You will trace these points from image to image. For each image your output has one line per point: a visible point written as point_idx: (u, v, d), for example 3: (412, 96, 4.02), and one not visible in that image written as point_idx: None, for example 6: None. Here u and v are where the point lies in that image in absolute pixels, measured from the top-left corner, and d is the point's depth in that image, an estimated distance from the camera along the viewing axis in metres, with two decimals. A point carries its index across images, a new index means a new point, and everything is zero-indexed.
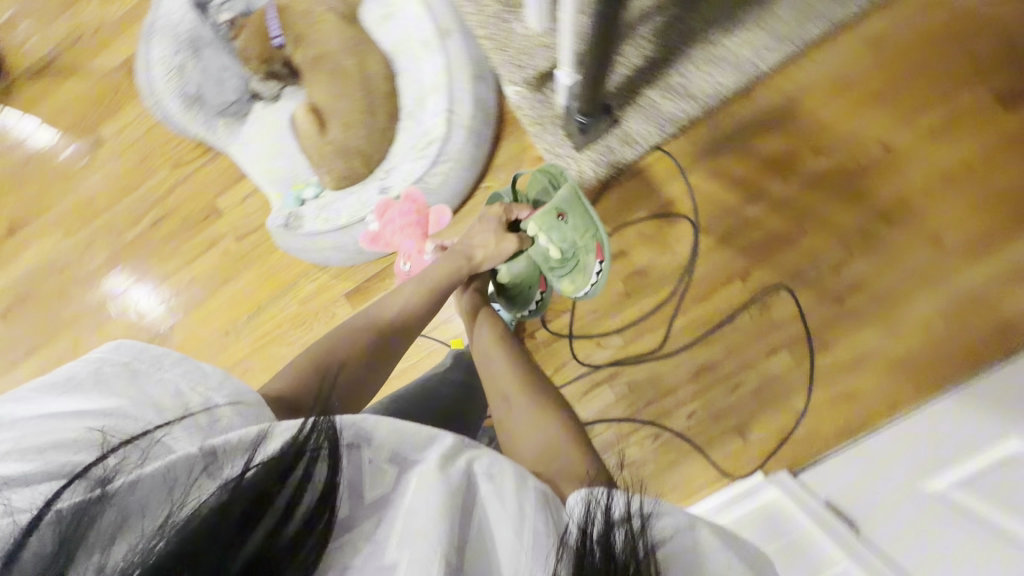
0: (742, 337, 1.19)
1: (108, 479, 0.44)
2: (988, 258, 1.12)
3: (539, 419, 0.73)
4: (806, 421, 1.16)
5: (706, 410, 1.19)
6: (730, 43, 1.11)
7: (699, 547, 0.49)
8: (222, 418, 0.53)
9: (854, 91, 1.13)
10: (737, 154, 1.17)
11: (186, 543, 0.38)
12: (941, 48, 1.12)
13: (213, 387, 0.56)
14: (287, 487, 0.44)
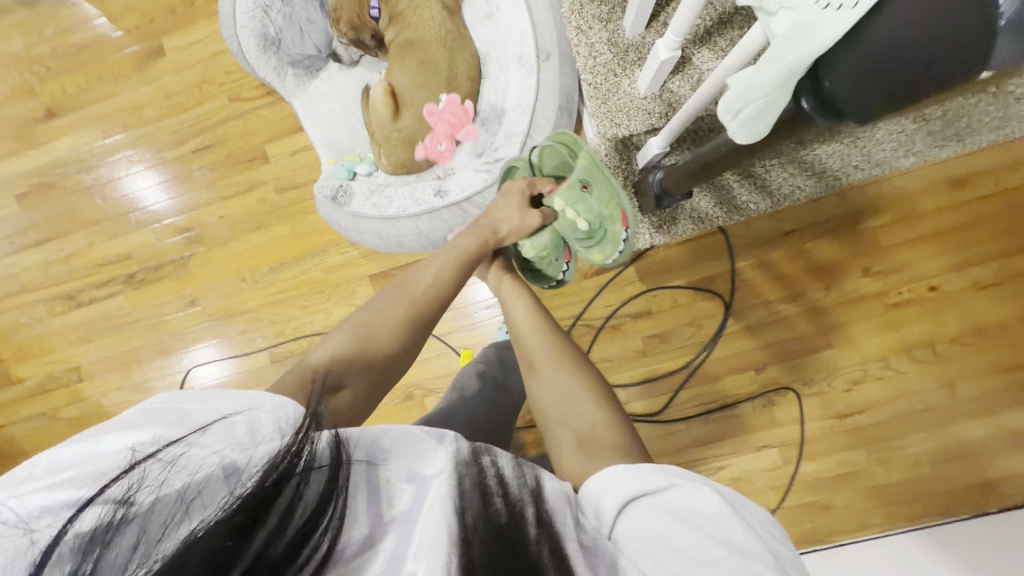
0: (738, 424, 1.22)
1: (130, 495, 0.36)
2: (991, 418, 1.15)
3: (575, 400, 0.65)
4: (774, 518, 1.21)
5: None
6: (822, 151, 1.09)
7: (697, 507, 0.47)
8: (258, 430, 0.42)
9: (921, 225, 1.13)
10: (789, 251, 1.17)
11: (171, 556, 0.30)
12: (1020, 208, 1.11)
13: (257, 405, 0.45)
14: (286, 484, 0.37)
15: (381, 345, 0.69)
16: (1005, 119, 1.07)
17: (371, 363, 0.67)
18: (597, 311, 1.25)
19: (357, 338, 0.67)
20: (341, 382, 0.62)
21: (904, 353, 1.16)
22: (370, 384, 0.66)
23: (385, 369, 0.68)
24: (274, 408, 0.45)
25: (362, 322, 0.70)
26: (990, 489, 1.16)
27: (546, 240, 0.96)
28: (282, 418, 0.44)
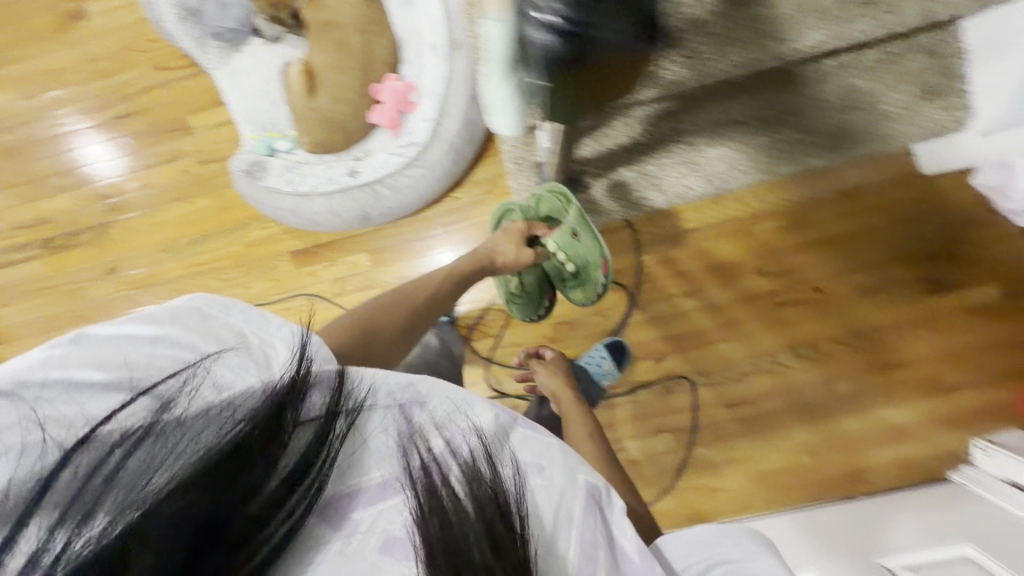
0: (638, 409, 1.29)
1: (169, 404, 0.50)
2: (863, 412, 1.25)
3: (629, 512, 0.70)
4: (666, 497, 1.29)
5: None
6: (714, 154, 1.05)
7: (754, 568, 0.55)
8: (269, 357, 0.58)
9: (810, 231, 1.21)
10: (691, 249, 1.24)
11: (178, 490, 0.44)
12: (898, 221, 1.20)
13: (272, 330, 0.60)
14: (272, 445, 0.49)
15: (385, 333, 0.74)
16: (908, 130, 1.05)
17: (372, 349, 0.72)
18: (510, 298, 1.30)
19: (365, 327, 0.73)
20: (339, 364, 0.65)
21: (791, 350, 1.24)
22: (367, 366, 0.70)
23: (385, 356, 0.73)
24: (282, 339, 0.60)
25: (372, 314, 0.76)
26: (860, 476, 1.26)
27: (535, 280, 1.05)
28: (288, 351, 0.59)
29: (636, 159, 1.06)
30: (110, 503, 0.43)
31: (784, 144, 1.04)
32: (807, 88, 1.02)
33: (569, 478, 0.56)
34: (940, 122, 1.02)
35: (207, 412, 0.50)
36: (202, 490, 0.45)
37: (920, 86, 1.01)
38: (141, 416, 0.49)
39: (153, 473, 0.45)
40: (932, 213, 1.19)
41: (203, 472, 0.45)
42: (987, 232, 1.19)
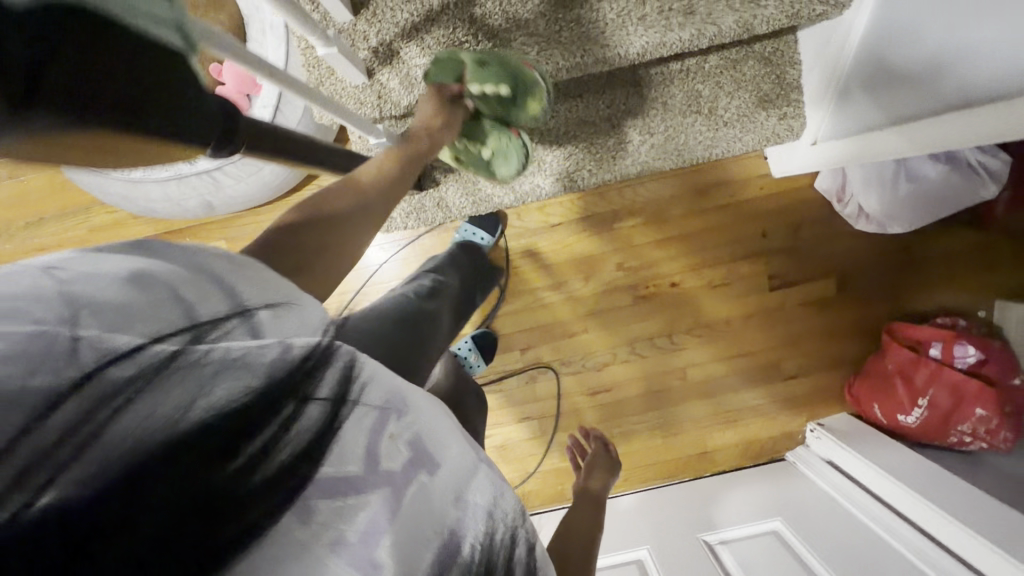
0: (505, 397, 1.33)
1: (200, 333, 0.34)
2: (713, 399, 1.34)
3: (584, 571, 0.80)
4: (532, 479, 1.35)
5: None
6: (561, 153, 1.06)
7: None
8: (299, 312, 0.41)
9: (666, 227, 1.27)
10: (555, 242, 1.27)
11: (158, 461, 0.29)
12: (747, 220, 1.27)
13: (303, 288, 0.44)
14: (273, 423, 0.34)
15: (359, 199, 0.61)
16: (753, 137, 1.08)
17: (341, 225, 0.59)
18: (374, 291, 1.25)
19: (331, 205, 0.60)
20: (298, 259, 0.52)
21: (648, 340, 1.31)
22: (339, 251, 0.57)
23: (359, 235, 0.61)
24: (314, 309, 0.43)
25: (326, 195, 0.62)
26: (706, 457, 1.36)
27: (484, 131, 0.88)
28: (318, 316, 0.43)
29: None
30: (82, 462, 0.27)
31: (631, 145, 1.06)
32: (652, 90, 1.03)
33: (509, 526, 0.50)
34: (774, 130, 1.07)
35: (225, 365, 0.34)
36: (183, 462, 0.30)
37: (758, 93, 1.04)
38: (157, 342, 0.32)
39: (141, 424, 0.29)
40: (778, 213, 1.27)
41: (212, 444, 0.31)
42: (825, 233, 1.29)
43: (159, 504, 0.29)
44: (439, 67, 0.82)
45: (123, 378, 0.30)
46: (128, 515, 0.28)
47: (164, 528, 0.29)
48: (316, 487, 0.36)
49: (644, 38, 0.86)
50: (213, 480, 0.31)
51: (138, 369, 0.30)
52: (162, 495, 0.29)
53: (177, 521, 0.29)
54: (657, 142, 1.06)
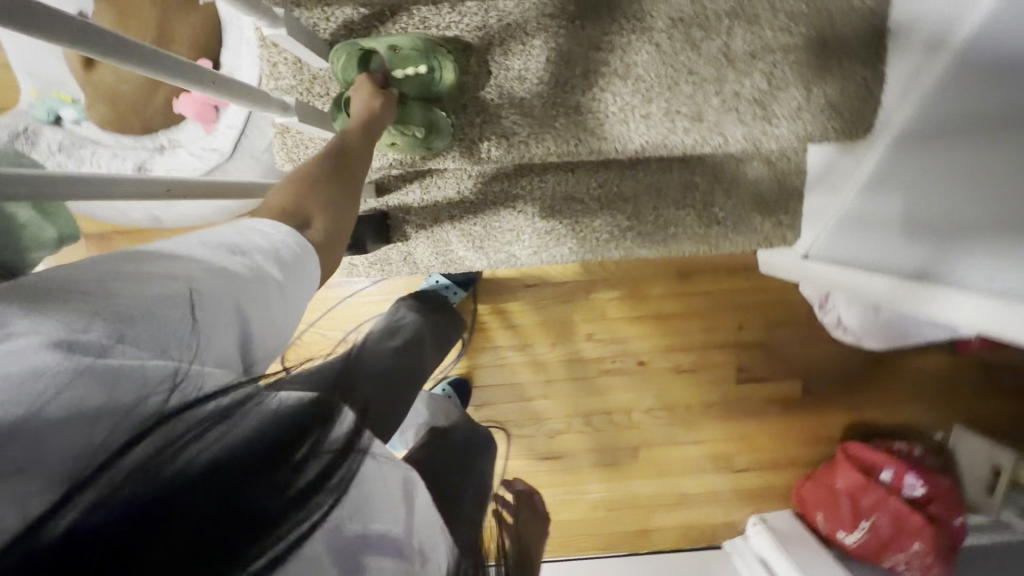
0: None
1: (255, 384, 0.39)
2: (659, 480, 1.30)
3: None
4: None
5: None
6: (542, 225, 0.98)
7: None
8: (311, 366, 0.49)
9: (641, 304, 1.23)
10: (528, 302, 1.22)
11: (200, 485, 0.33)
12: (725, 309, 1.24)
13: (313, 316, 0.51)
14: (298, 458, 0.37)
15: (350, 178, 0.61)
16: (748, 240, 1.01)
17: (314, 214, 0.55)
18: (327, 326, 1.18)
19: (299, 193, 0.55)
20: (309, 216, 0.54)
21: (605, 414, 1.27)
22: (337, 215, 0.57)
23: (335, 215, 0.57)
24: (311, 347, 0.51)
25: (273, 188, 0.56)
26: (645, 537, 1.31)
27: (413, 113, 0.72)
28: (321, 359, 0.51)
29: (461, 216, 0.97)
30: (143, 481, 0.31)
31: (617, 229, 0.99)
32: (648, 176, 0.98)
33: None
34: (768, 237, 1.01)
35: (267, 409, 0.38)
36: (216, 492, 0.33)
37: (756, 197, 0.98)
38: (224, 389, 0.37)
39: (200, 453, 0.33)
40: (755, 306, 1.24)
41: (246, 470, 0.34)
42: (798, 334, 1.26)
43: (184, 528, 0.32)
44: (335, 59, 0.71)
45: (196, 417, 0.35)
46: (163, 528, 0.31)
47: (192, 548, 0.31)
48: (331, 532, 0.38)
49: (642, 135, 0.79)
50: (242, 504, 0.34)
51: (213, 407, 0.35)
52: (196, 516, 0.32)
53: (202, 539, 0.32)
54: (647, 229, 0.99)
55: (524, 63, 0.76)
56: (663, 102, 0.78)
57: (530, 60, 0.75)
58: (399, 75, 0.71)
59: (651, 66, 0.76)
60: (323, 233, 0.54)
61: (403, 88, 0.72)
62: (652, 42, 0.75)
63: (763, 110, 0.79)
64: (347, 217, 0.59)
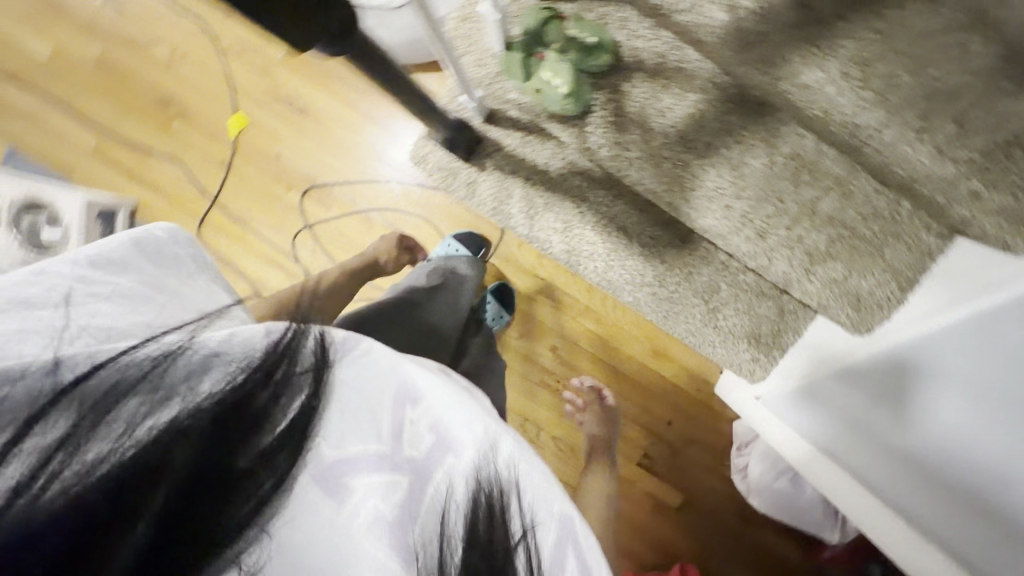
0: None
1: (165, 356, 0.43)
2: None
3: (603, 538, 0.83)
4: None
5: None
6: (591, 235, 1.08)
7: None
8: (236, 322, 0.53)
9: (611, 352, 1.33)
10: (528, 289, 1.31)
11: (141, 467, 0.39)
12: (668, 401, 1.36)
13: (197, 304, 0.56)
14: (250, 410, 0.43)
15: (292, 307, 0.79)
16: (726, 353, 1.14)
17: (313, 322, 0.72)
18: (362, 191, 1.27)
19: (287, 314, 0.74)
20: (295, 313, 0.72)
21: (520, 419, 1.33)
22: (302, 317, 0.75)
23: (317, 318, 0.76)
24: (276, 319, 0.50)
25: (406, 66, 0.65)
26: None
27: (565, 70, 0.80)
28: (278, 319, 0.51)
29: (536, 184, 1.06)
30: (57, 480, 0.37)
31: (640, 278, 1.10)
32: (691, 259, 1.09)
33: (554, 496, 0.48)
34: (741, 364, 1.12)
35: (152, 361, 0.43)
36: (143, 487, 0.39)
37: (755, 329, 1.09)
38: (129, 362, 0.43)
39: (121, 435, 0.39)
40: (690, 415, 1.36)
41: (190, 437, 0.41)
42: (705, 460, 1.37)
43: (142, 515, 0.38)
44: (529, 16, 0.82)
45: (78, 406, 0.40)
46: (110, 535, 0.37)
47: (160, 523, 0.39)
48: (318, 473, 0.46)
49: (715, 217, 0.90)
50: (193, 473, 0.40)
51: (72, 403, 0.40)
52: (156, 501, 0.39)
53: (171, 508, 0.39)
54: (660, 297, 1.11)
55: (672, 105, 0.86)
56: (746, 205, 0.89)
57: (679, 105, 0.86)
58: (572, 35, 0.79)
59: (757, 173, 0.87)
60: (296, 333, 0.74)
61: (567, 46, 0.80)
62: (770, 157, 0.87)
63: (808, 262, 0.91)
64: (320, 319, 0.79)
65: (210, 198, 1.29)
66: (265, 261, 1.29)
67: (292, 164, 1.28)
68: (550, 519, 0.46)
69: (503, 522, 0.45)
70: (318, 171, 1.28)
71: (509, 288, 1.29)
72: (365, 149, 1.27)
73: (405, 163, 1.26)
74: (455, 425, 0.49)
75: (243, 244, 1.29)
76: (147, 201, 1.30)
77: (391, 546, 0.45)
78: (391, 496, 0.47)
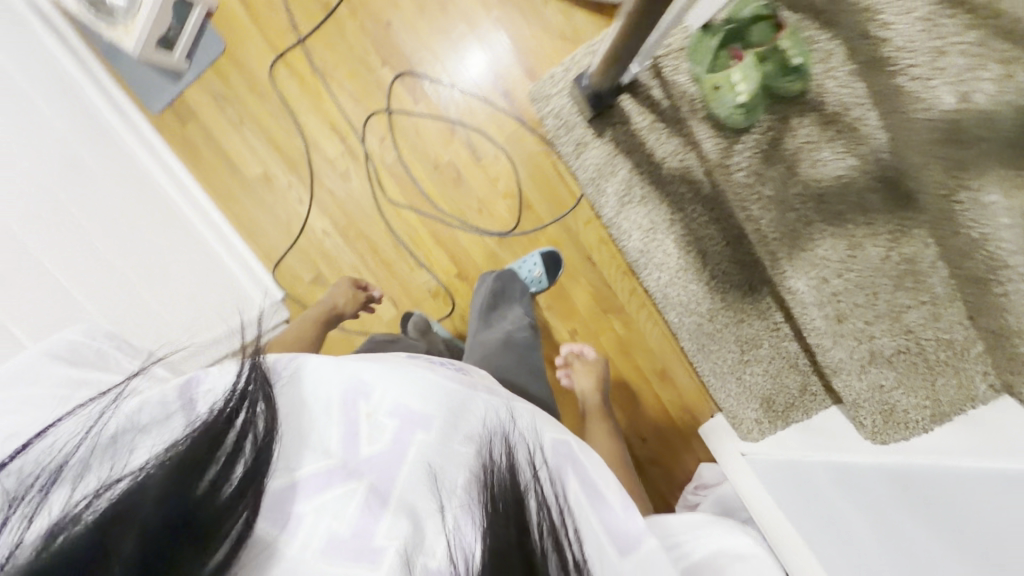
0: (399, 267, 1.27)
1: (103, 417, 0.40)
2: None
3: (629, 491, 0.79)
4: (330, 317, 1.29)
5: (330, 230, 1.25)
6: (670, 246, 1.04)
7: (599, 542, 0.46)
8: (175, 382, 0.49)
9: (625, 359, 1.30)
10: (573, 267, 1.25)
11: (98, 528, 0.34)
12: (657, 427, 1.32)
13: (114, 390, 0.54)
14: (212, 446, 0.39)
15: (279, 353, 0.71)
16: (734, 405, 1.16)
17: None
18: (460, 99, 1.17)
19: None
20: None
21: None
22: None
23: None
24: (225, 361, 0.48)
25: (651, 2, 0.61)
26: None
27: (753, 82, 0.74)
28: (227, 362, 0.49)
29: (643, 172, 1.01)
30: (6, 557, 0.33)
31: (693, 306, 1.08)
32: (751, 309, 1.07)
33: (539, 433, 0.51)
34: (743, 418, 1.17)
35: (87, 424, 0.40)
36: (102, 533, 0.34)
37: (773, 393, 1.12)
38: (68, 433, 0.40)
39: (70, 497, 0.36)
40: (666, 443, 1.33)
41: (144, 481, 0.36)
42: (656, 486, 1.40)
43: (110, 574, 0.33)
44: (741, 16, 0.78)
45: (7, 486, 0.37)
46: None
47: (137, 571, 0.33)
48: (286, 485, 0.42)
49: (804, 283, 0.88)
50: (158, 508, 0.35)
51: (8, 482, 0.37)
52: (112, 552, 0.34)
53: (145, 553, 0.34)
54: (702, 331, 1.10)
55: (828, 160, 0.84)
56: (842, 284, 0.87)
57: (835, 163, 0.83)
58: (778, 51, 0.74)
59: (870, 260, 0.85)
60: None
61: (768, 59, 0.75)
62: (888, 251, 0.84)
63: (867, 359, 0.91)
64: None
65: (298, 35, 1.18)
66: (327, 125, 1.20)
67: (397, 37, 1.17)
68: (546, 447, 0.51)
69: (507, 462, 0.45)
70: (421, 57, 1.17)
71: (557, 257, 1.23)
72: (480, 57, 1.16)
73: (509, 88, 1.16)
74: (418, 401, 0.47)
75: (315, 99, 1.19)
76: (231, 8, 1.19)
77: (376, 541, 0.39)
78: (347, 509, 0.41)
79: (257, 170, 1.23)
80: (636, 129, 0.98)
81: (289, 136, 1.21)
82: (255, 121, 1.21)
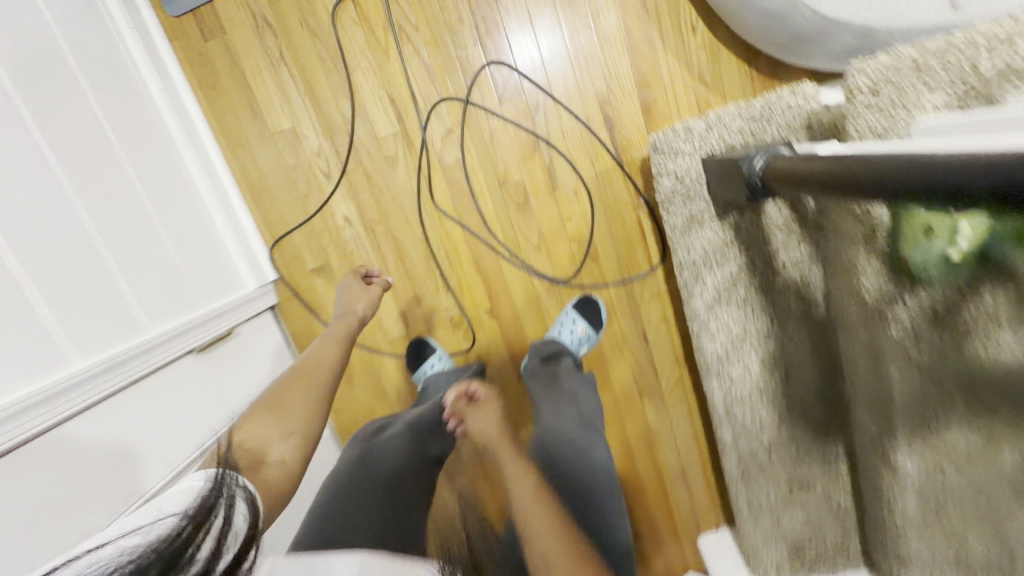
0: (423, 283, 1.05)
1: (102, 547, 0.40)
2: None
3: None
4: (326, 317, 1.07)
5: (353, 218, 1.02)
6: (753, 361, 0.88)
7: None
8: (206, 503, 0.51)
9: (646, 453, 1.13)
10: (623, 338, 1.07)
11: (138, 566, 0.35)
12: (656, 532, 1.17)
13: None
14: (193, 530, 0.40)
15: (287, 402, 0.67)
16: (758, 549, 1.00)
17: (273, 443, 0.61)
18: (554, 112, 0.95)
19: (261, 422, 0.63)
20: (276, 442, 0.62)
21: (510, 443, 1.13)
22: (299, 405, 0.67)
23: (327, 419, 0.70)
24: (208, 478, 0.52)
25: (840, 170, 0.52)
26: None
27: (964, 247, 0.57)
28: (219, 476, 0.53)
29: (756, 273, 0.83)
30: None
31: (754, 431, 0.92)
32: (818, 454, 0.92)
33: None
34: (763, 562, 1.00)
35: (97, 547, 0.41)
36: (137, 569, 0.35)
37: (807, 547, 0.97)
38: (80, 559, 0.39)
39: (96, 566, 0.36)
40: (661, 552, 1.18)
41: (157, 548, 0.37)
42: None
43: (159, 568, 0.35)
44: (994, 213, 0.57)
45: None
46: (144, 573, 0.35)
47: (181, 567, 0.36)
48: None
49: (916, 467, 0.74)
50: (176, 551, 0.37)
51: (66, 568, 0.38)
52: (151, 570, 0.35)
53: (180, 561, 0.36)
54: (753, 460, 0.95)
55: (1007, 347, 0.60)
56: None
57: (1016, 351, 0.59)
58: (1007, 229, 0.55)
59: None
60: (284, 449, 0.62)
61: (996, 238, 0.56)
62: None
63: None
64: (313, 411, 0.68)
65: None
66: (384, 94, 0.97)
67: (500, 13, 0.93)
68: None
69: None
70: (522, 47, 0.94)
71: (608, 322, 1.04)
72: (594, 69, 0.93)
73: (617, 116, 0.94)
74: None
75: (379, 60, 0.95)
76: None
77: None
78: None
79: (283, 123, 0.99)
80: (768, 223, 0.80)
81: (333, 94, 0.97)
82: (297, 63, 0.96)
